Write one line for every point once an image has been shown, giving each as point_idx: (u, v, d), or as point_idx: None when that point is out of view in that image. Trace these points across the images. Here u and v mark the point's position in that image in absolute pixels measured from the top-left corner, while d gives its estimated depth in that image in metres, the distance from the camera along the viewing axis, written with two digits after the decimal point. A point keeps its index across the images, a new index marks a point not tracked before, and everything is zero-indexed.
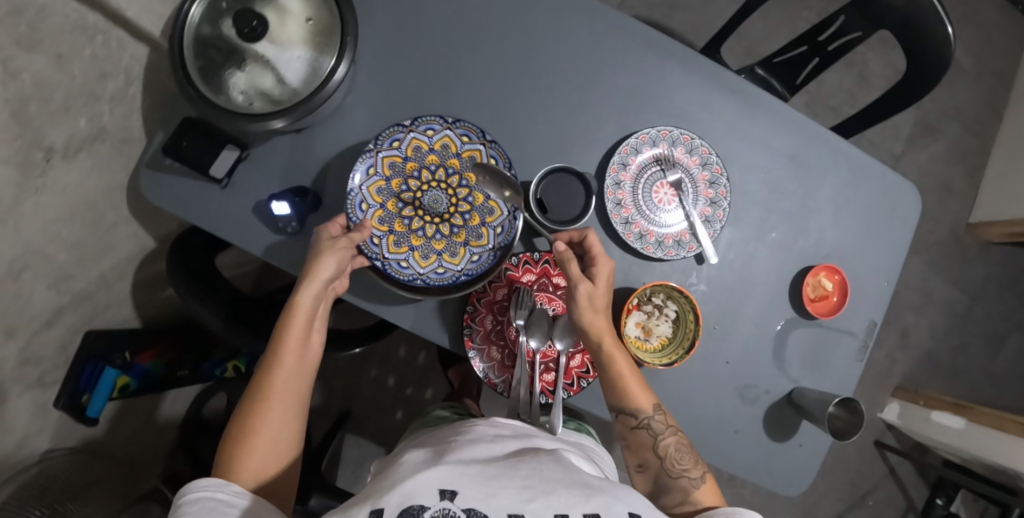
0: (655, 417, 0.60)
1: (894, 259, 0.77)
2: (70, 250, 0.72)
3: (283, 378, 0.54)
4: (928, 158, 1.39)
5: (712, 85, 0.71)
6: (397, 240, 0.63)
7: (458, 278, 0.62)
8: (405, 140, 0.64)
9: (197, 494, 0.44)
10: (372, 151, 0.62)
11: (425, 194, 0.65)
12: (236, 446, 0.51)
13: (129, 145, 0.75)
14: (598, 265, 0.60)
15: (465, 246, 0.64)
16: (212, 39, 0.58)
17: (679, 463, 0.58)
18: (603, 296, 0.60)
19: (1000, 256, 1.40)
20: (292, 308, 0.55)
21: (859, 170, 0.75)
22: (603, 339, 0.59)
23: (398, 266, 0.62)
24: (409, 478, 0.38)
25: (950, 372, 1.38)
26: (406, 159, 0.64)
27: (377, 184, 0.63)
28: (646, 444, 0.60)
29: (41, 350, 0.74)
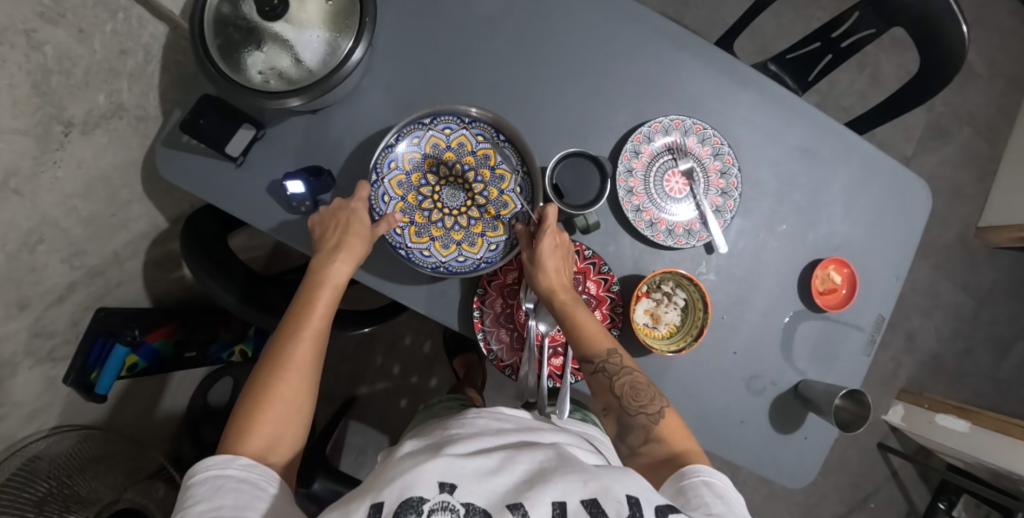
0: (610, 359, 0.57)
1: (904, 254, 0.77)
2: (84, 225, 0.73)
3: (307, 350, 0.54)
4: (938, 161, 1.39)
5: (726, 76, 0.71)
6: (419, 230, 0.64)
7: (479, 266, 0.64)
8: (426, 137, 0.65)
9: (207, 475, 0.44)
10: (393, 146, 0.64)
11: (442, 189, 0.65)
12: (250, 418, 0.50)
13: (145, 123, 0.76)
14: (543, 234, 0.59)
15: (482, 237, 0.65)
16: (231, 18, 0.59)
17: (636, 400, 0.55)
18: (550, 258, 0.59)
19: (1009, 261, 1.39)
20: (322, 282, 0.57)
21: (871, 166, 0.76)
22: (555, 299, 0.58)
23: (421, 255, 0.63)
24: (407, 471, 0.39)
25: (955, 376, 1.38)
26: (425, 156, 0.65)
27: (398, 177, 0.64)
28: (604, 386, 0.57)
29: (53, 324, 0.75)
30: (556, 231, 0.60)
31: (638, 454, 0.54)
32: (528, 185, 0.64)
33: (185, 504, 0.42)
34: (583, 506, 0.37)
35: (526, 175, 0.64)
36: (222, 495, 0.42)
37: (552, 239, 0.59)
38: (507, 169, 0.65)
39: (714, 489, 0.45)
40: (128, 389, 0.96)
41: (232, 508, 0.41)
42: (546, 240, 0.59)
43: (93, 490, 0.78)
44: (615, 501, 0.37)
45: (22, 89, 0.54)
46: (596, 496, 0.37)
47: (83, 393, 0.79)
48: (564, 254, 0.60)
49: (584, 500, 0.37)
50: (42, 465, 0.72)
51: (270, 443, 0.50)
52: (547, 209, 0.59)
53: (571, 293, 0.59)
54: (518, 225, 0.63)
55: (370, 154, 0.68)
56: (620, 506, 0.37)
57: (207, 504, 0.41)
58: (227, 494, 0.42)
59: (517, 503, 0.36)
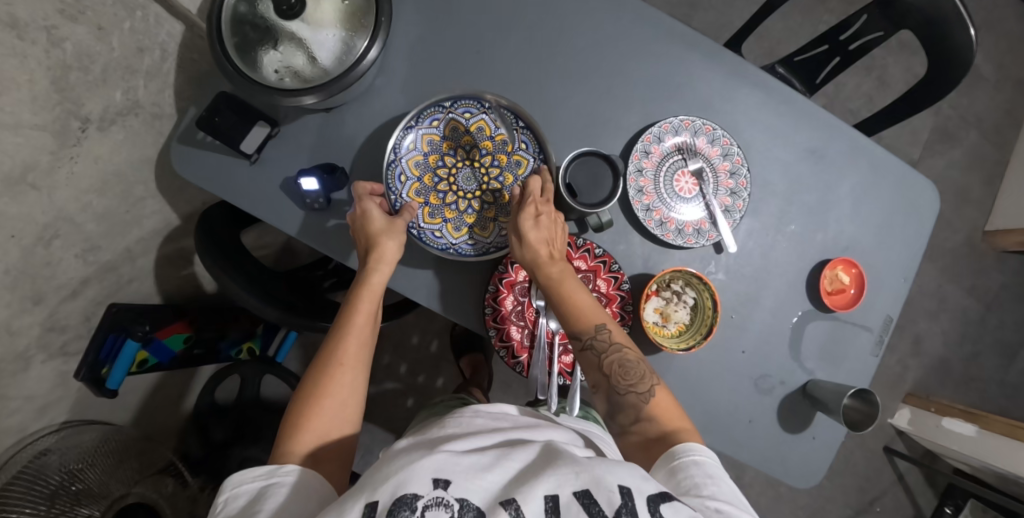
0: (598, 335, 0.56)
1: (913, 255, 0.77)
2: (99, 220, 0.73)
3: (352, 351, 0.54)
4: (945, 165, 1.39)
5: (736, 77, 0.72)
6: (432, 212, 0.65)
7: (489, 250, 0.65)
8: (445, 120, 0.65)
9: (252, 484, 0.42)
10: (412, 128, 0.64)
11: (458, 171, 0.66)
12: (303, 415, 0.50)
13: (161, 120, 0.76)
14: (525, 205, 0.59)
15: (495, 221, 0.65)
16: (249, 17, 0.60)
17: (624, 378, 0.55)
18: (534, 230, 0.58)
19: (1015, 265, 1.39)
20: (363, 285, 0.57)
21: (880, 167, 0.76)
22: (541, 271, 0.58)
23: (432, 235, 0.64)
24: (404, 467, 0.38)
25: (962, 380, 1.37)
26: (444, 139, 0.66)
27: (416, 157, 0.65)
28: (592, 363, 0.56)
29: (66, 319, 0.76)
30: (541, 200, 0.60)
31: (628, 432, 0.54)
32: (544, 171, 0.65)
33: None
34: (575, 497, 0.37)
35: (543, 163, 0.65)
36: (270, 500, 0.41)
37: (536, 209, 0.59)
38: (523, 155, 0.65)
39: (704, 469, 0.45)
40: (135, 386, 0.97)
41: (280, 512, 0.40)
42: (529, 209, 0.58)
43: (106, 484, 0.78)
44: (607, 491, 0.37)
45: (42, 85, 0.55)
46: (588, 487, 0.37)
47: (94, 387, 0.79)
48: (553, 223, 0.60)
49: (576, 491, 0.37)
50: (54, 458, 0.73)
51: (319, 447, 0.49)
52: (530, 181, 0.59)
53: (560, 265, 0.59)
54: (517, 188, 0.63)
55: (382, 151, 0.69)
56: (612, 495, 0.36)
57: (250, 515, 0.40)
58: (274, 499, 0.41)
59: (510, 498, 0.37)
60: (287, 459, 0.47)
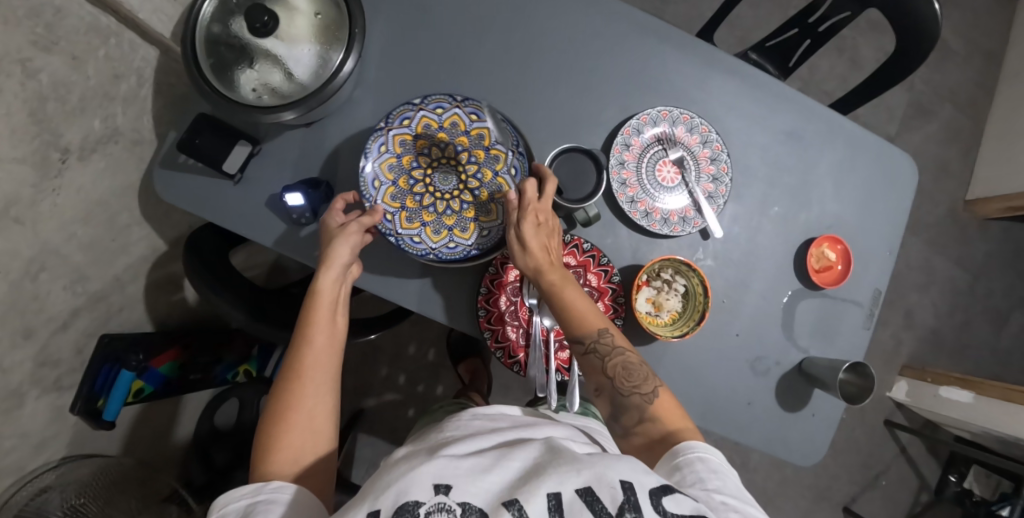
0: (601, 339, 0.57)
1: (896, 229, 0.79)
2: (84, 250, 0.73)
3: (313, 360, 0.53)
4: (922, 139, 1.41)
5: (710, 67, 0.73)
6: (409, 216, 0.63)
7: (470, 252, 0.63)
8: (416, 117, 0.64)
9: (235, 504, 0.43)
10: (383, 129, 0.63)
11: (435, 173, 0.66)
12: (274, 432, 0.50)
13: (141, 146, 0.76)
14: (522, 209, 0.57)
15: (474, 222, 0.64)
16: (223, 37, 0.61)
17: (628, 380, 0.55)
18: (535, 236, 0.57)
19: (997, 233, 1.41)
20: (314, 292, 0.56)
21: (856, 144, 0.78)
22: (543, 275, 0.57)
23: (411, 242, 0.62)
24: (402, 476, 0.39)
25: (955, 348, 1.38)
26: (417, 139, 0.65)
27: (389, 161, 0.64)
28: (596, 366, 0.57)
29: (58, 352, 0.75)
30: (538, 203, 0.58)
31: (632, 434, 0.54)
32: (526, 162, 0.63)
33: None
34: (578, 495, 0.37)
35: (522, 154, 0.64)
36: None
37: (535, 214, 0.58)
38: (501, 149, 0.65)
39: (708, 465, 0.45)
40: (132, 417, 0.96)
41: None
42: (529, 215, 0.57)
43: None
44: (610, 487, 0.37)
45: (20, 118, 0.55)
46: (590, 484, 0.37)
47: (90, 420, 0.80)
48: (548, 230, 0.59)
49: (579, 488, 0.37)
50: (54, 498, 0.72)
51: (296, 462, 0.49)
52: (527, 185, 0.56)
53: (561, 269, 0.59)
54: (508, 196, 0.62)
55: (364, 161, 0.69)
56: (615, 492, 0.37)
57: None
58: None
59: (512, 499, 0.36)
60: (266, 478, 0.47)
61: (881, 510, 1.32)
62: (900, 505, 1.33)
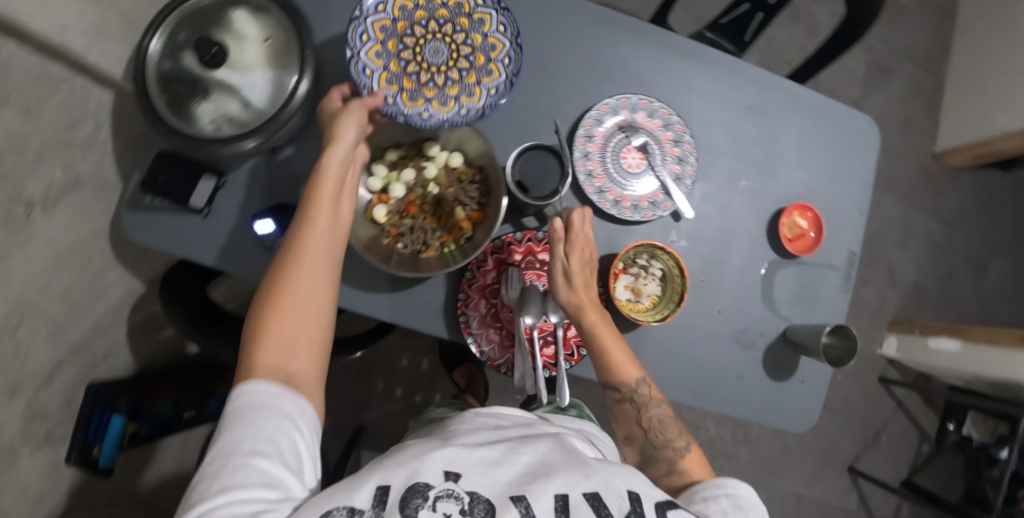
0: (639, 389, 0.59)
1: (863, 190, 0.80)
2: (61, 301, 0.72)
3: (314, 240, 0.51)
4: (886, 98, 1.43)
5: (665, 49, 0.74)
6: (411, 95, 0.61)
7: (484, 112, 0.61)
8: (389, 2, 0.60)
9: (239, 399, 0.43)
10: (360, 18, 0.58)
11: (423, 46, 0.62)
12: (268, 305, 0.49)
13: (107, 190, 0.76)
14: (569, 250, 0.61)
15: (479, 85, 0.62)
16: (175, 72, 0.60)
17: (661, 434, 0.59)
18: (578, 275, 0.61)
19: (968, 182, 1.44)
20: (321, 167, 0.53)
21: (816, 110, 0.79)
22: (587, 315, 0.60)
23: (420, 118, 0.59)
24: (415, 459, 0.39)
25: (940, 299, 1.41)
26: (395, 22, 0.61)
27: (374, 48, 0.59)
28: (631, 416, 0.60)
29: (46, 406, 0.75)
30: (584, 246, 0.63)
31: (660, 485, 0.57)
32: (509, 17, 0.61)
33: (216, 434, 0.41)
34: (585, 498, 0.38)
35: (504, 9, 0.61)
36: (251, 423, 0.41)
37: (580, 254, 0.62)
38: (482, 10, 0.62)
39: (733, 500, 0.47)
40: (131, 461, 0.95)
41: (259, 447, 0.39)
42: (574, 256, 0.62)
43: None
44: (618, 496, 0.39)
45: None
46: (598, 490, 0.39)
47: (87, 470, 0.80)
48: (591, 269, 0.63)
49: (587, 493, 0.38)
50: None
51: (284, 359, 0.47)
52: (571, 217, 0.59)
53: (602, 311, 0.61)
54: (474, 212, 0.64)
55: None
56: (622, 502, 0.38)
57: (246, 430, 0.40)
58: (256, 423, 0.41)
59: (520, 495, 0.37)
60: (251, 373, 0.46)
61: (884, 465, 1.34)
62: (903, 458, 1.35)
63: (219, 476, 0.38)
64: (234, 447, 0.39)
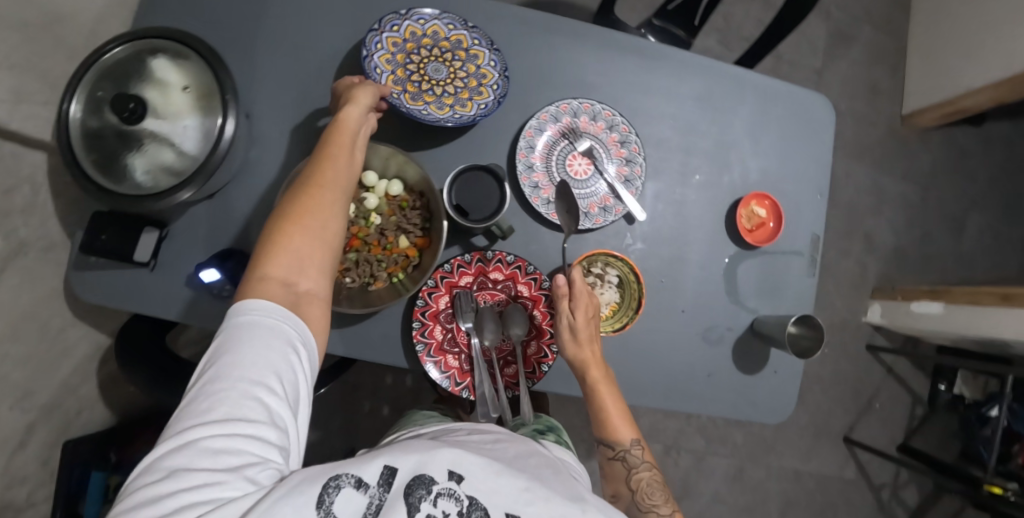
0: (631, 450, 0.60)
1: (820, 170, 0.78)
2: (23, 367, 0.72)
3: (329, 179, 0.51)
4: (850, 64, 1.41)
5: (604, 49, 0.72)
6: (413, 96, 0.66)
7: (476, 118, 0.65)
8: (404, 25, 0.66)
9: (238, 319, 0.42)
10: (377, 30, 0.65)
11: (426, 66, 0.67)
12: (276, 237, 0.47)
13: (55, 250, 0.75)
14: (578, 309, 0.59)
15: (471, 101, 0.67)
16: (101, 130, 0.58)
17: (649, 497, 0.57)
18: (585, 331, 0.59)
19: (939, 139, 1.42)
20: (338, 120, 0.54)
21: (766, 94, 0.77)
22: (590, 373, 0.59)
23: (419, 113, 0.63)
24: (425, 449, 0.39)
25: (921, 261, 1.40)
26: (406, 42, 0.67)
27: (385, 57, 0.66)
28: (620, 474, 0.60)
29: (21, 471, 0.75)
30: (591, 303, 0.60)
31: None
32: (501, 58, 0.67)
33: (209, 358, 0.40)
34: None
35: (498, 50, 0.68)
36: (252, 346, 0.40)
37: (588, 312, 0.59)
38: (479, 48, 0.68)
39: None
40: None
41: (263, 375, 0.38)
42: (582, 312, 0.59)
43: None
44: None
45: None
46: None
47: None
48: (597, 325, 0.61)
49: None
50: None
51: (293, 274, 0.47)
52: (575, 279, 0.58)
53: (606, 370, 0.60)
54: (420, 239, 0.64)
55: None
56: None
57: (249, 355, 0.39)
58: (258, 346, 0.40)
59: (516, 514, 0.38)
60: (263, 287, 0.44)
61: (879, 432, 1.35)
62: (897, 423, 1.35)
63: (220, 404, 0.36)
64: (233, 372, 0.38)
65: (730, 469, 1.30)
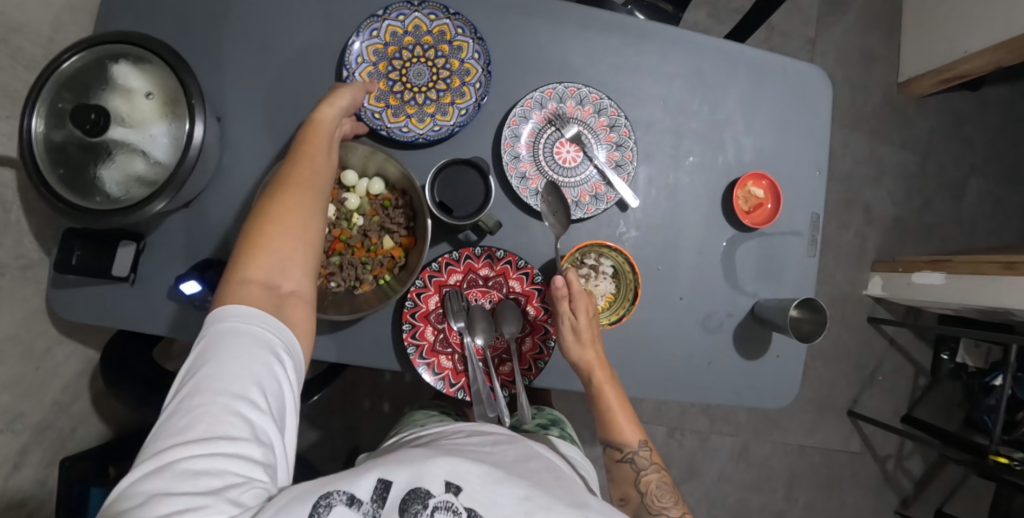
0: (639, 451, 0.58)
1: (817, 147, 0.76)
2: (10, 390, 0.70)
3: (307, 179, 0.50)
4: (844, 31, 1.37)
5: (587, 30, 0.69)
6: (395, 112, 0.64)
7: (456, 130, 0.64)
8: (383, 28, 0.65)
9: (217, 327, 0.40)
10: (355, 42, 0.63)
11: (409, 69, 0.65)
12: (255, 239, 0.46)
13: (33, 269, 0.72)
14: (580, 308, 0.58)
15: (453, 105, 0.65)
16: (66, 142, 0.56)
17: (659, 500, 0.55)
18: (588, 331, 0.58)
19: (937, 105, 1.39)
20: (315, 117, 0.53)
21: (758, 69, 0.74)
22: (594, 372, 0.58)
23: (401, 132, 0.63)
24: (420, 459, 0.36)
25: (920, 230, 1.38)
26: (387, 46, 0.65)
27: (367, 70, 0.65)
28: (629, 477, 0.58)
29: (20, 492, 0.75)
30: (592, 303, 0.59)
31: None
32: (484, 47, 0.65)
33: (188, 369, 0.38)
34: None
35: (481, 40, 0.65)
36: (233, 356, 0.38)
37: (590, 311, 0.58)
38: (463, 39, 0.65)
39: None
40: None
41: (245, 388, 0.36)
42: (584, 312, 0.58)
43: None
44: None
45: None
46: None
47: None
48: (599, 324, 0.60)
49: None
50: None
51: (275, 276, 0.45)
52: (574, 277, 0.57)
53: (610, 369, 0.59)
54: (403, 237, 0.62)
55: None
56: None
57: (230, 365, 0.37)
58: (238, 355, 0.38)
59: None
60: (249, 287, 0.43)
61: (883, 403, 1.34)
62: (900, 395, 1.35)
63: (198, 422, 0.34)
64: (215, 386, 0.36)
65: (735, 448, 1.30)
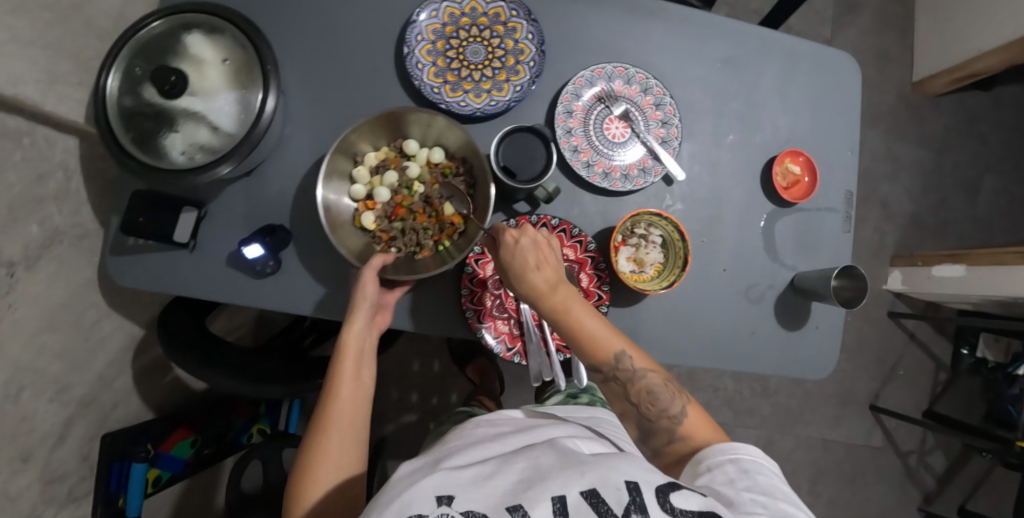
0: (620, 365, 0.51)
1: (851, 128, 0.79)
2: (60, 359, 0.71)
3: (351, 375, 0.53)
4: (858, 34, 1.42)
5: (634, 13, 0.73)
6: (452, 87, 0.67)
7: (511, 105, 0.67)
8: (442, 9, 0.68)
9: None
10: (416, 21, 0.67)
11: (465, 47, 0.68)
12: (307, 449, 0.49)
13: (88, 238, 0.73)
14: (505, 245, 0.54)
15: (508, 82, 0.67)
16: (138, 108, 0.57)
17: (654, 404, 0.51)
18: (528, 262, 0.53)
19: (949, 106, 1.44)
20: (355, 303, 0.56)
21: (793, 54, 0.77)
22: (544, 301, 0.53)
23: (459, 106, 0.66)
24: (404, 489, 0.35)
25: (936, 226, 1.41)
26: (445, 27, 0.68)
27: (427, 47, 0.67)
28: (620, 393, 0.52)
29: (63, 466, 0.75)
30: (520, 233, 0.54)
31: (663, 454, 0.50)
32: (538, 28, 0.67)
33: None
34: (583, 498, 0.32)
35: (535, 20, 0.68)
36: None
37: (519, 241, 0.54)
38: (517, 20, 0.68)
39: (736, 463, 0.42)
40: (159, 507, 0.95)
41: None
42: (513, 246, 0.53)
43: None
44: (615, 490, 0.33)
45: None
46: (594, 485, 0.33)
47: None
48: (542, 249, 0.54)
49: (584, 491, 0.33)
50: None
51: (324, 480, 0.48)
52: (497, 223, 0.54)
53: (564, 290, 0.53)
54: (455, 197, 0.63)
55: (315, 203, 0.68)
56: (620, 494, 0.33)
57: None
58: None
59: (516, 505, 0.32)
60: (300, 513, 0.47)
61: (904, 397, 1.35)
62: (921, 389, 1.36)
63: None
64: None
65: (760, 441, 1.30)
